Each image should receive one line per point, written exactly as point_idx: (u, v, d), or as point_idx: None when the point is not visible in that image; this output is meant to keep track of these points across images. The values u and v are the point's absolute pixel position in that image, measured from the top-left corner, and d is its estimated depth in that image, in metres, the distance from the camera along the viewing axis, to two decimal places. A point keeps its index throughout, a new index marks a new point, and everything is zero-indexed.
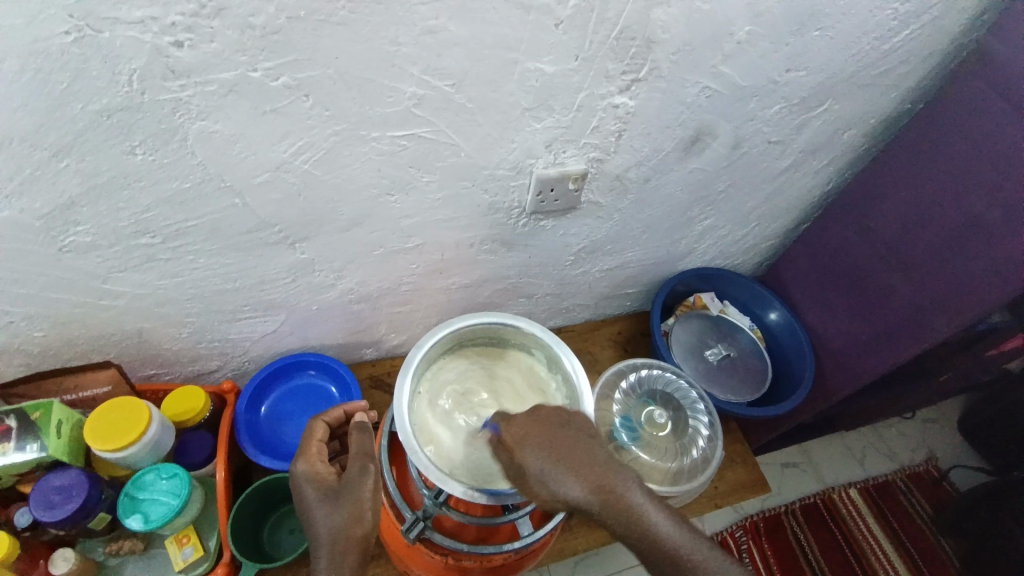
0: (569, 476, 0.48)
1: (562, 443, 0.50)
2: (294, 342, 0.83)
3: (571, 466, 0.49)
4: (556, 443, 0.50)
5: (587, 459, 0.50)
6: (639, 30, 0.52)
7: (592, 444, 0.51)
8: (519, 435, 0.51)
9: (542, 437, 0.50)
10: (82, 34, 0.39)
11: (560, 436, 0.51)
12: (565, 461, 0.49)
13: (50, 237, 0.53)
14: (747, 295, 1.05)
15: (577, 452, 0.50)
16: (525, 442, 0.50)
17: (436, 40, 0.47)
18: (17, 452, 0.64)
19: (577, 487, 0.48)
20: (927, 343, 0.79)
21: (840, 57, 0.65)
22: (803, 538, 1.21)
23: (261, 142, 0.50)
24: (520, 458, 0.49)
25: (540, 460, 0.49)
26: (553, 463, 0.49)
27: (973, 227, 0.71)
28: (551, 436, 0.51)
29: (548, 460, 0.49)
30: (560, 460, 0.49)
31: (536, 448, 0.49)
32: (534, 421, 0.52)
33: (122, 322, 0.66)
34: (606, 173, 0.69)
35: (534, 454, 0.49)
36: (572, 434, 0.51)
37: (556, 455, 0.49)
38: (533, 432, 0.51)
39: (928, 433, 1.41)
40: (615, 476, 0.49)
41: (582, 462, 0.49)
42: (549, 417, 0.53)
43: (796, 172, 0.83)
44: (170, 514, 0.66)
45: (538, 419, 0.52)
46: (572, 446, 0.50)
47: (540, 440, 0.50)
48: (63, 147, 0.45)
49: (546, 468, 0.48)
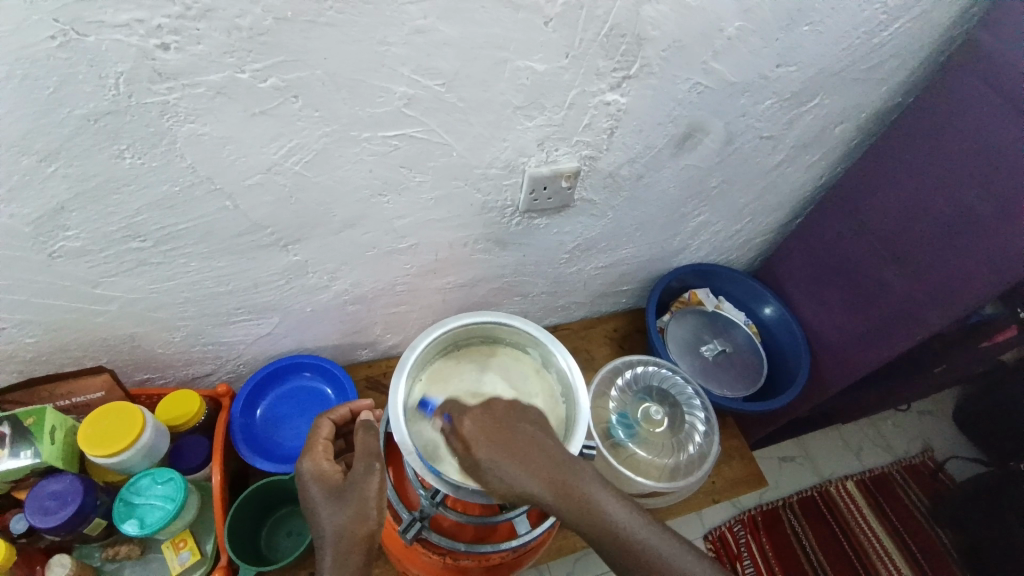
0: (524, 473, 0.49)
1: (515, 439, 0.51)
2: (289, 344, 0.83)
3: (524, 463, 0.49)
4: (510, 440, 0.51)
5: (541, 453, 0.50)
6: (629, 27, 0.52)
7: (545, 439, 0.52)
8: (472, 432, 0.51)
9: (495, 434, 0.51)
10: (67, 38, 0.38)
11: (512, 432, 0.51)
12: (518, 457, 0.50)
13: (41, 243, 0.52)
14: (742, 291, 1.06)
15: (530, 448, 0.50)
16: (478, 439, 0.50)
17: (425, 40, 0.47)
18: (11, 459, 0.63)
19: (531, 482, 0.49)
20: (920, 337, 0.79)
21: (830, 52, 0.65)
22: (801, 532, 1.21)
23: (252, 144, 0.50)
24: (473, 455, 0.50)
25: (493, 457, 0.49)
26: (506, 460, 0.49)
27: (966, 220, 0.71)
28: (504, 433, 0.51)
29: (501, 457, 0.49)
30: (514, 456, 0.50)
31: (489, 445, 0.50)
32: (487, 418, 0.52)
33: (115, 326, 0.66)
34: (599, 170, 0.69)
35: (487, 452, 0.49)
36: (526, 430, 0.52)
37: (509, 451, 0.50)
38: (486, 429, 0.51)
39: (924, 425, 1.42)
40: (569, 470, 0.50)
41: (535, 457, 0.50)
42: (502, 414, 0.53)
43: (788, 167, 0.83)
44: (166, 518, 0.65)
45: (492, 416, 0.52)
46: (526, 442, 0.51)
47: (492, 437, 0.50)
48: (51, 153, 0.45)
49: (499, 464, 0.49)
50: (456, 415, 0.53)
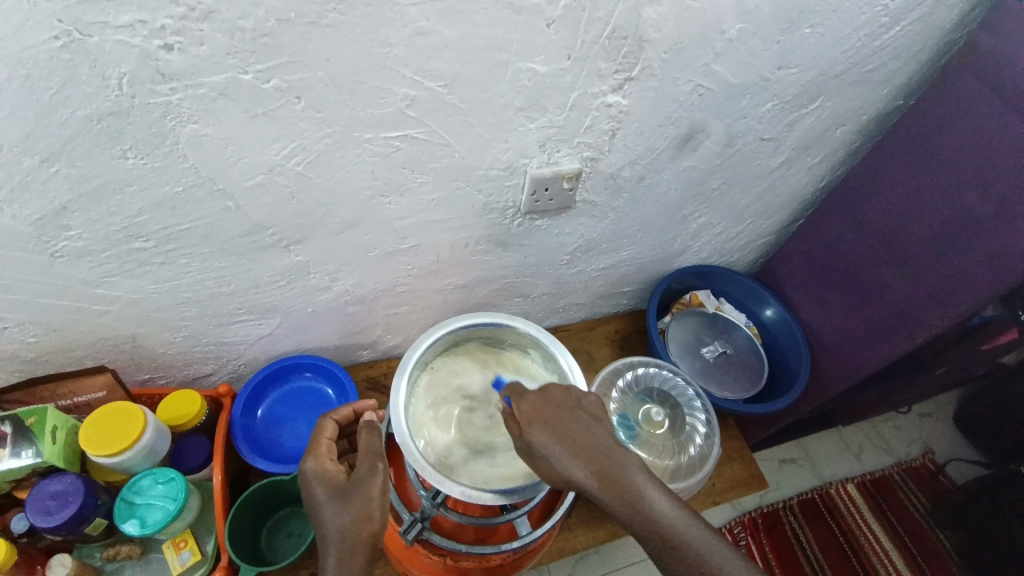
0: (573, 456, 0.49)
1: (567, 422, 0.51)
2: (290, 345, 0.83)
3: (574, 447, 0.50)
4: (563, 423, 0.51)
5: (592, 440, 0.51)
6: (630, 29, 0.52)
7: (596, 428, 0.52)
8: (527, 410, 0.52)
9: (549, 415, 0.52)
10: (70, 39, 0.38)
11: (565, 417, 0.52)
12: (569, 440, 0.50)
13: (43, 243, 0.52)
14: (743, 292, 1.06)
15: (582, 433, 0.51)
16: (532, 418, 0.52)
17: (427, 42, 0.47)
18: (12, 459, 0.63)
19: (579, 466, 0.49)
20: (921, 338, 0.79)
21: (831, 54, 0.65)
22: (802, 534, 1.21)
23: (253, 145, 0.50)
24: (525, 435, 0.51)
25: (542, 436, 0.50)
26: (557, 441, 0.50)
27: (965, 222, 0.71)
28: (558, 416, 0.52)
29: (552, 438, 0.50)
30: (565, 438, 0.50)
31: (542, 428, 0.51)
32: (542, 401, 0.53)
33: (116, 327, 0.66)
34: (600, 172, 0.69)
35: (538, 431, 0.51)
36: (579, 417, 0.52)
37: (560, 433, 0.50)
38: (540, 411, 0.52)
39: (925, 427, 1.42)
40: (618, 459, 0.50)
41: (586, 443, 0.50)
42: (558, 399, 0.54)
43: (789, 169, 0.83)
44: (167, 518, 0.66)
45: (548, 399, 0.53)
46: (577, 426, 0.51)
47: (546, 418, 0.52)
48: (53, 153, 0.45)
49: (549, 444, 0.50)
50: (515, 396, 0.55)
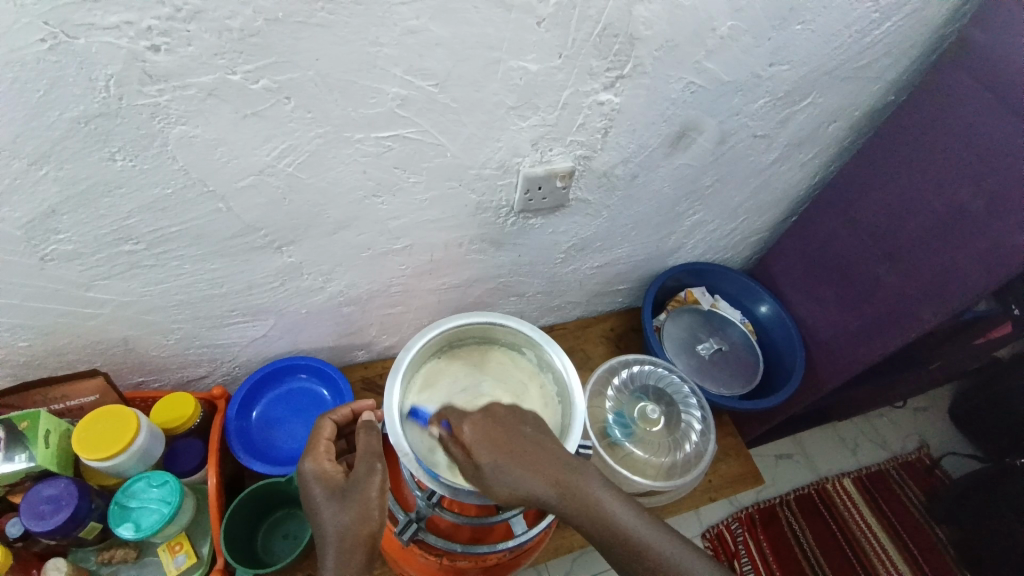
0: (527, 477, 0.49)
1: (518, 443, 0.51)
2: (284, 346, 0.82)
3: (527, 465, 0.50)
4: (511, 444, 0.51)
5: (545, 456, 0.51)
6: (622, 27, 0.52)
7: (549, 443, 0.52)
8: (472, 438, 0.51)
9: (495, 438, 0.51)
10: (58, 41, 0.38)
11: (516, 437, 0.51)
12: (521, 460, 0.50)
13: (33, 246, 0.52)
14: (738, 289, 1.06)
15: (536, 451, 0.51)
16: (478, 443, 0.51)
17: (417, 41, 0.46)
18: (5, 463, 0.63)
19: (535, 485, 0.49)
20: (915, 333, 0.80)
21: (822, 51, 0.65)
22: (798, 529, 1.21)
23: (244, 146, 0.50)
24: (477, 463, 0.50)
25: (494, 461, 0.49)
26: (508, 463, 0.49)
27: (959, 217, 0.71)
28: (505, 437, 0.51)
29: (503, 461, 0.49)
30: (517, 459, 0.50)
31: (493, 452, 0.50)
32: (485, 424, 0.52)
33: (108, 330, 0.66)
34: (593, 170, 0.69)
35: (487, 455, 0.50)
36: (527, 434, 0.52)
37: (509, 455, 0.50)
38: (485, 434, 0.52)
39: (920, 421, 1.42)
40: (573, 472, 0.50)
41: (540, 459, 0.50)
42: (503, 419, 0.53)
43: (782, 166, 0.83)
44: (161, 521, 0.65)
45: (491, 421, 0.53)
46: (528, 445, 0.51)
47: (493, 441, 0.51)
48: (42, 156, 0.45)
49: (500, 467, 0.49)
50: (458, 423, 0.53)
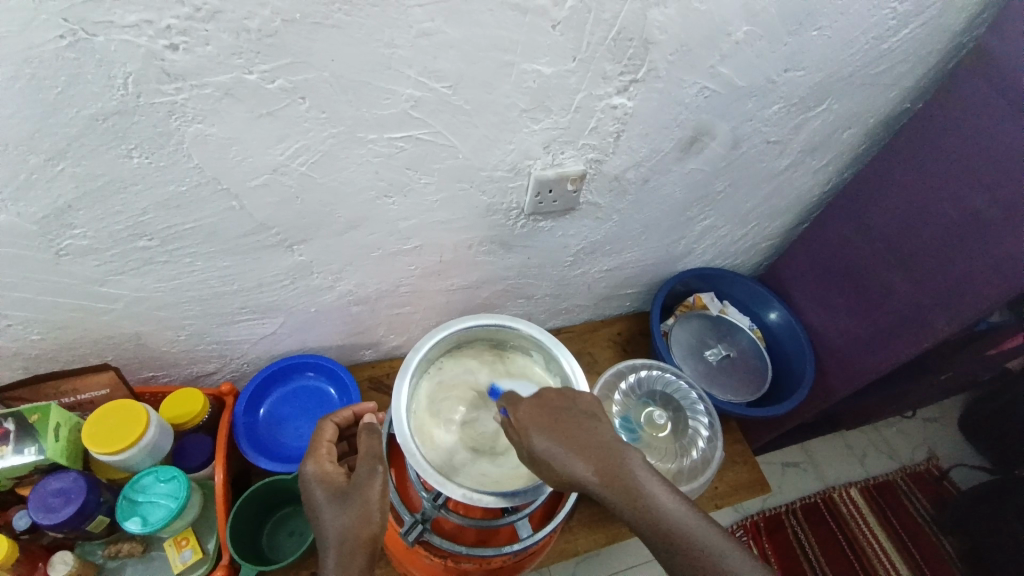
0: (575, 456, 0.49)
1: (565, 424, 0.51)
2: (292, 344, 0.83)
3: (576, 447, 0.50)
4: (561, 426, 0.51)
5: (592, 439, 0.51)
6: (636, 31, 0.52)
7: (594, 426, 0.52)
8: (525, 418, 0.52)
9: (546, 419, 0.51)
10: (76, 38, 0.39)
11: (565, 419, 0.52)
12: (570, 440, 0.50)
13: (47, 241, 0.53)
14: (747, 295, 1.05)
15: (582, 433, 0.51)
16: (530, 423, 0.51)
17: (431, 42, 0.47)
18: (15, 455, 0.64)
19: (582, 466, 0.49)
20: (927, 343, 0.79)
21: (837, 57, 0.65)
22: (804, 538, 1.20)
23: (258, 144, 0.50)
24: (528, 443, 0.50)
25: (544, 440, 0.50)
26: (558, 444, 0.50)
27: (973, 225, 0.70)
28: (556, 419, 0.52)
29: (553, 441, 0.50)
30: (566, 440, 0.50)
31: (543, 431, 0.50)
32: (538, 405, 0.53)
33: (120, 325, 0.66)
34: (604, 174, 0.69)
35: (538, 434, 0.50)
36: (578, 418, 0.52)
37: (560, 436, 0.50)
38: (534, 416, 0.52)
39: (929, 431, 1.41)
40: (618, 456, 0.50)
41: (587, 443, 0.50)
42: (552, 402, 0.53)
43: (795, 172, 0.83)
44: (168, 517, 0.66)
45: (543, 403, 0.53)
46: (576, 427, 0.51)
47: (545, 422, 0.51)
48: (59, 152, 0.45)
49: (550, 446, 0.49)
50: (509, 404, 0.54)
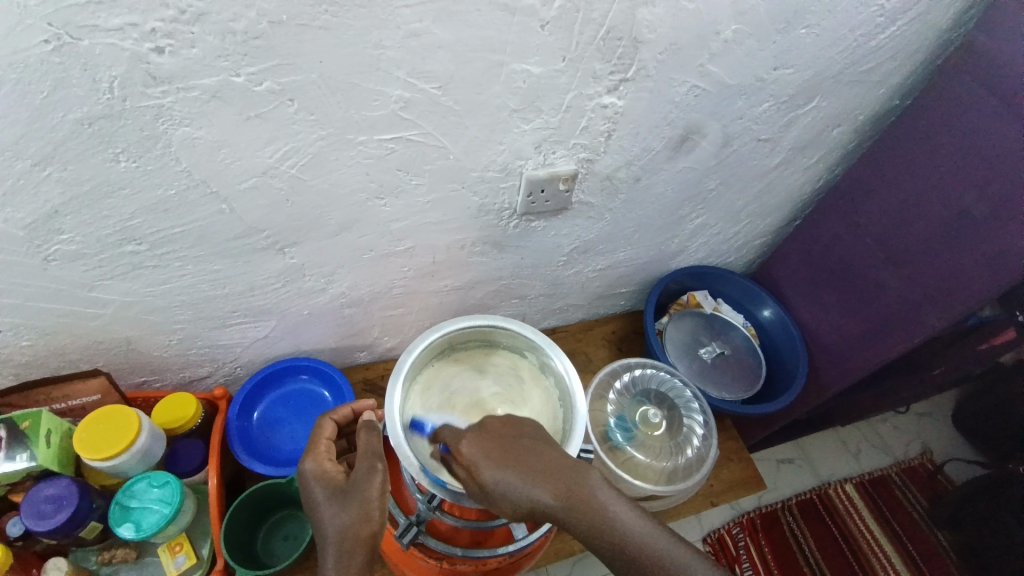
0: (531, 484, 0.48)
1: (516, 453, 0.50)
2: (285, 347, 0.82)
3: (532, 473, 0.49)
4: (512, 454, 0.50)
5: (547, 463, 0.50)
6: (625, 30, 0.52)
7: (546, 449, 0.51)
8: (474, 454, 0.50)
9: (496, 451, 0.50)
10: (61, 42, 0.38)
11: (514, 448, 0.51)
12: (524, 468, 0.49)
13: (35, 246, 0.52)
14: (740, 293, 1.05)
15: (534, 458, 0.50)
16: (480, 458, 0.49)
17: (420, 43, 0.46)
18: (7, 462, 0.63)
19: (540, 492, 0.48)
20: (919, 338, 0.79)
21: (827, 55, 0.65)
22: (800, 534, 1.21)
23: (247, 147, 0.50)
24: (480, 479, 0.49)
25: (497, 473, 0.49)
26: (512, 474, 0.49)
27: (962, 221, 0.71)
28: (506, 449, 0.50)
29: (506, 472, 0.49)
30: (520, 467, 0.49)
31: (495, 464, 0.49)
32: (484, 438, 0.51)
33: (110, 330, 0.66)
34: (596, 173, 0.69)
35: (490, 469, 0.49)
36: (528, 444, 0.51)
37: (513, 466, 0.49)
38: (483, 449, 0.50)
39: (923, 426, 1.42)
40: (576, 476, 0.50)
41: (540, 468, 0.49)
42: (499, 432, 0.52)
43: (786, 170, 0.83)
44: (162, 522, 0.65)
45: (489, 435, 0.52)
46: (527, 453, 0.50)
47: (495, 453, 0.50)
48: (45, 157, 0.45)
49: (503, 478, 0.48)
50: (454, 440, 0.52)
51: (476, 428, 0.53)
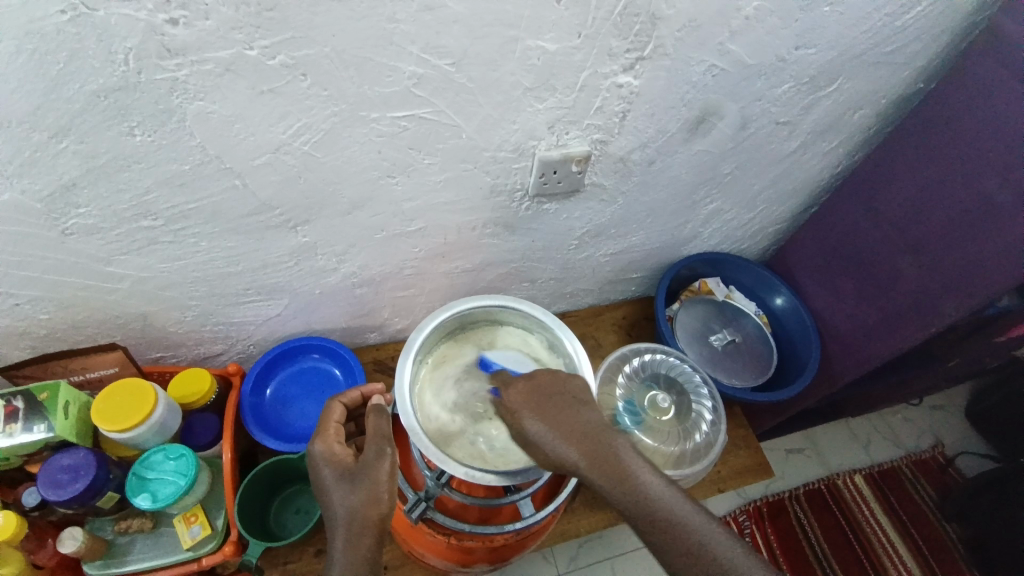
0: (563, 439, 0.50)
1: (554, 408, 0.52)
2: (297, 326, 0.83)
3: (565, 429, 0.51)
4: (550, 410, 0.52)
5: (581, 422, 0.52)
6: (643, 6, 0.51)
7: (584, 409, 0.53)
8: (516, 401, 0.53)
9: (537, 402, 0.53)
10: (77, 13, 0.38)
11: (554, 403, 0.53)
12: (558, 423, 0.51)
13: (53, 219, 0.53)
14: (753, 280, 1.04)
15: (570, 415, 0.52)
16: (520, 407, 0.53)
17: (434, 17, 0.46)
18: (24, 433, 0.64)
19: (569, 449, 0.50)
20: (935, 328, 0.78)
21: (850, 35, 0.63)
22: (807, 524, 1.21)
23: (260, 122, 0.50)
24: (517, 424, 0.52)
25: (531, 423, 0.51)
26: (547, 426, 0.51)
27: (984, 209, 0.69)
28: (546, 402, 0.53)
29: (541, 423, 0.51)
30: (554, 423, 0.51)
31: (531, 414, 0.52)
32: (528, 389, 0.54)
33: (127, 304, 0.67)
34: (610, 155, 0.68)
35: (527, 418, 0.52)
36: (568, 401, 0.53)
37: (549, 419, 0.52)
38: (527, 399, 0.53)
39: (936, 419, 1.41)
40: (608, 442, 0.51)
41: (575, 426, 0.51)
42: (544, 385, 0.55)
43: (804, 154, 0.81)
44: (177, 493, 0.66)
45: (535, 387, 0.54)
46: (563, 409, 0.52)
47: (534, 405, 0.53)
48: (62, 129, 0.45)
49: (539, 429, 0.51)
50: (505, 386, 0.56)
51: (525, 380, 0.56)
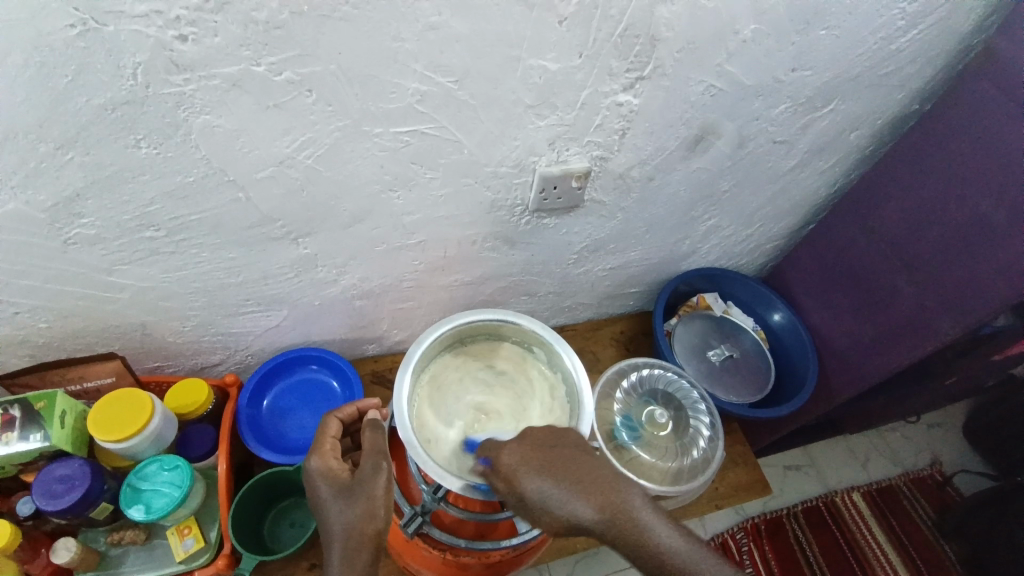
0: (571, 496, 0.49)
1: (557, 463, 0.51)
2: (296, 337, 0.83)
3: (572, 485, 0.49)
4: (553, 465, 0.50)
5: (588, 474, 0.50)
6: (643, 27, 0.52)
7: (587, 461, 0.51)
8: (513, 462, 0.51)
9: (537, 459, 0.51)
10: (86, 28, 0.39)
11: (555, 459, 0.51)
12: (564, 479, 0.49)
13: (56, 229, 0.53)
14: (751, 296, 1.05)
15: (576, 471, 0.50)
16: (520, 467, 0.50)
17: (438, 36, 0.47)
18: (20, 442, 0.64)
19: (579, 505, 0.48)
20: (931, 346, 0.78)
21: (846, 58, 0.64)
22: (805, 542, 1.20)
23: (264, 136, 0.50)
24: (518, 487, 0.49)
25: (536, 484, 0.49)
26: (552, 484, 0.49)
27: (979, 229, 0.70)
28: (546, 458, 0.51)
29: (547, 483, 0.49)
30: (561, 478, 0.50)
31: (534, 473, 0.50)
32: (525, 446, 0.52)
33: (126, 314, 0.67)
34: (609, 171, 0.69)
35: (530, 478, 0.49)
36: (568, 454, 0.52)
37: (554, 476, 0.49)
38: (526, 457, 0.51)
39: (933, 437, 1.41)
40: (614, 491, 0.50)
41: (581, 479, 0.50)
42: (540, 441, 0.53)
43: (801, 173, 0.82)
44: (172, 505, 0.66)
45: (530, 444, 0.52)
46: (567, 465, 0.51)
47: (536, 464, 0.50)
48: (68, 141, 0.46)
49: (546, 489, 0.49)
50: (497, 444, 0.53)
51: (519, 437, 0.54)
